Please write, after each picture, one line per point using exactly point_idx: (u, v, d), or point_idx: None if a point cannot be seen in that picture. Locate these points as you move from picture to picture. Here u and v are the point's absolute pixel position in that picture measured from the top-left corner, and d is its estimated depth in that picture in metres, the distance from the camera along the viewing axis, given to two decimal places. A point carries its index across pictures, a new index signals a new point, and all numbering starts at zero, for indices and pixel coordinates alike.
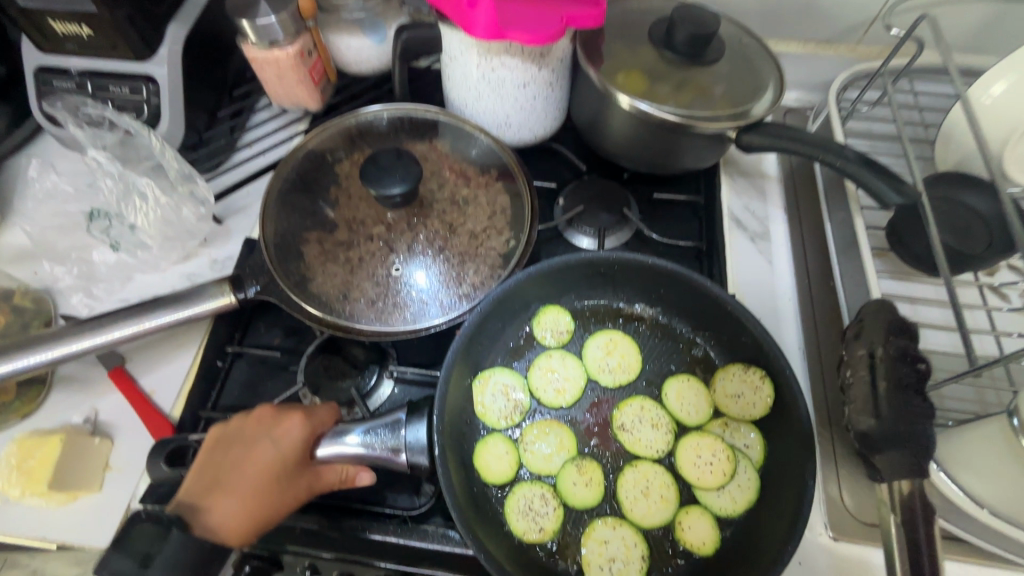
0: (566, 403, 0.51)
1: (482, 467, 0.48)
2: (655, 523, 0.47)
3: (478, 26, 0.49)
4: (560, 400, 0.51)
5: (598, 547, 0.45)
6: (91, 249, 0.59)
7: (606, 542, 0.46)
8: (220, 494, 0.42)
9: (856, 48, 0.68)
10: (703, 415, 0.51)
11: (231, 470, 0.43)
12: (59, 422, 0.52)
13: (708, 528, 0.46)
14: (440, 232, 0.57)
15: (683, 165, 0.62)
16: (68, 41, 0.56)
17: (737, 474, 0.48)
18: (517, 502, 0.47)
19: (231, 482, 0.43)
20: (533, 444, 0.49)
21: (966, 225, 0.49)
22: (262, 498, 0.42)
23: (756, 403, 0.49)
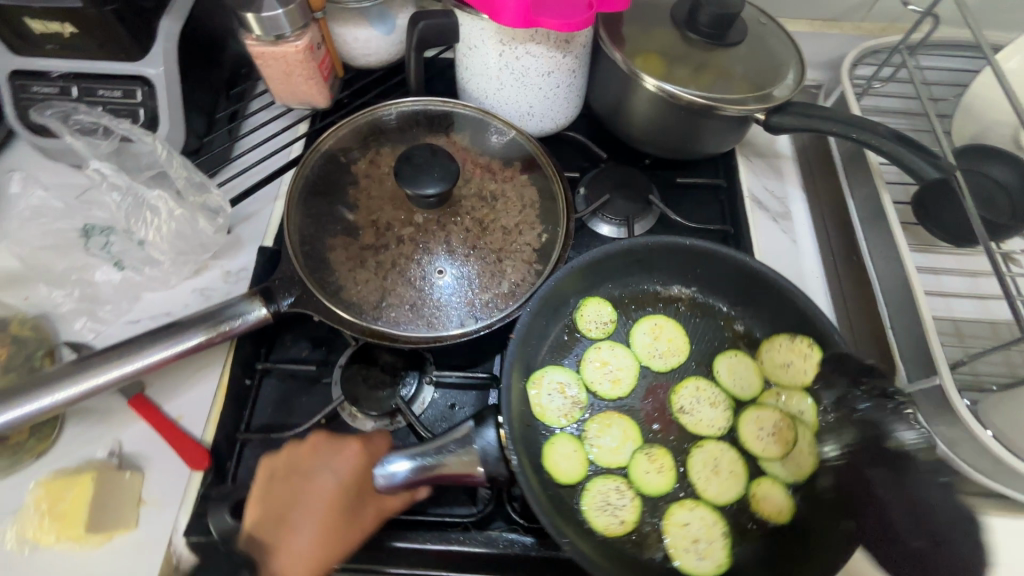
0: (622, 392, 0.52)
1: (552, 468, 0.47)
2: (727, 499, 0.48)
3: (507, 12, 0.48)
4: (617, 391, 0.52)
5: (679, 531, 0.46)
6: (93, 268, 0.55)
7: (687, 525, 0.46)
8: (286, 531, 0.45)
9: (860, 25, 0.69)
10: (756, 389, 0.52)
11: (294, 504, 0.47)
12: (80, 459, 0.48)
13: (783, 495, 0.47)
14: (472, 230, 0.55)
15: (704, 148, 0.61)
16: (48, 41, 0.51)
17: (798, 440, 0.48)
18: (594, 498, 0.46)
19: (298, 517, 0.46)
20: (597, 439, 0.49)
21: (991, 196, 0.51)
22: (327, 529, 0.45)
23: (807, 369, 0.49)
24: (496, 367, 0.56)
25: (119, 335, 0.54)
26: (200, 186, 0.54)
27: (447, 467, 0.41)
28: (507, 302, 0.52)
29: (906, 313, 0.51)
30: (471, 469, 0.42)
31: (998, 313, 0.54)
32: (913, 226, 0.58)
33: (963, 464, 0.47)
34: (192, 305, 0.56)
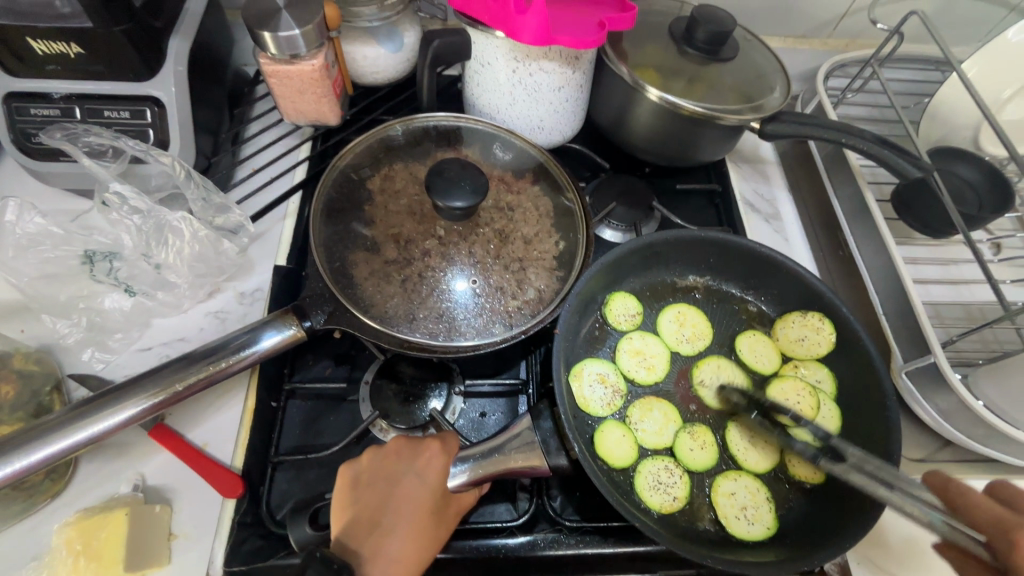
0: (658, 378, 0.55)
1: (605, 454, 0.49)
2: (768, 467, 0.51)
3: (528, 30, 0.50)
4: (652, 377, 0.55)
5: (727, 500, 0.49)
6: (99, 296, 0.52)
7: (734, 494, 0.49)
8: (380, 537, 0.41)
9: (827, 42, 0.76)
10: (776, 363, 0.56)
11: (383, 511, 0.43)
12: (101, 496, 0.46)
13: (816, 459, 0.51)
14: (494, 242, 0.56)
15: (700, 156, 0.65)
16: (50, 62, 0.49)
17: (820, 407, 0.53)
18: (647, 479, 0.49)
19: (389, 524, 0.42)
20: (641, 423, 0.52)
21: (960, 191, 0.57)
22: (424, 535, 0.42)
23: (820, 342, 0.55)
24: (522, 373, 0.57)
25: (132, 363, 0.52)
26: (221, 208, 0.54)
27: (513, 462, 0.44)
28: (536, 309, 0.53)
29: (897, 300, 0.56)
30: (535, 462, 0.44)
31: (971, 296, 0.59)
32: (892, 221, 0.64)
33: (960, 435, 0.51)
34: (207, 329, 0.54)
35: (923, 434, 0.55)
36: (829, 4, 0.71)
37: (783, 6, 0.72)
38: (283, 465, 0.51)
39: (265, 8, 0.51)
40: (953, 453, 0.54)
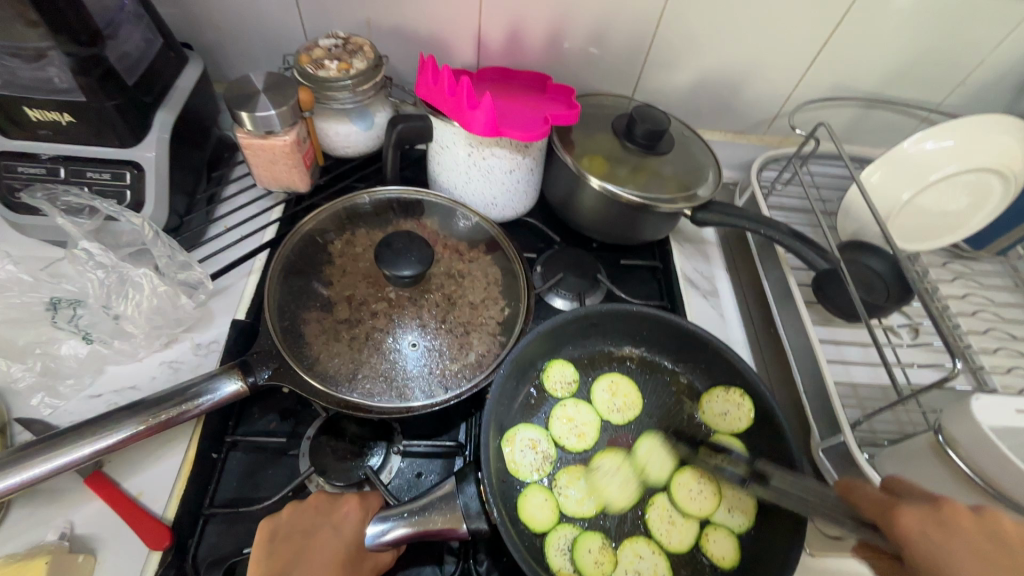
0: (588, 446, 0.58)
1: (526, 518, 0.52)
2: (685, 548, 0.53)
3: (478, 124, 0.57)
4: (582, 444, 0.58)
5: (631, 556, 0.52)
6: (58, 342, 0.54)
7: (641, 558, 0.52)
8: None
9: (763, 138, 0.84)
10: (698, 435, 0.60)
11: (295, 563, 0.44)
12: (27, 543, 0.47)
13: (729, 544, 0.53)
14: (441, 307, 0.60)
15: (643, 236, 0.70)
16: (42, 128, 0.55)
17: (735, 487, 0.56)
18: (557, 542, 0.51)
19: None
20: (566, 488, 0.54)
21: (870, 281, 0.63)
22: None
23: (741, 417, 0.57)
24: (461, 436, 0.59)
25: (80, 411, 0.54)
26: (184, 265, 0.58)
27: (433, 524, 0.45)
28: (474, 372, 0.56)
29: (815, 380, 0.60)
30: (455, 524, 0.45)
31: (886, 377, 0.64)
32: (816, 303, 0.69)
33: None
34: (159, 377, 0.56)
35: None
36: (761, 107, 0.80)
37: (722, 106, 0.81)
38: (215, 517, 0.52)
39: (246, 91, 0.57)
40: None
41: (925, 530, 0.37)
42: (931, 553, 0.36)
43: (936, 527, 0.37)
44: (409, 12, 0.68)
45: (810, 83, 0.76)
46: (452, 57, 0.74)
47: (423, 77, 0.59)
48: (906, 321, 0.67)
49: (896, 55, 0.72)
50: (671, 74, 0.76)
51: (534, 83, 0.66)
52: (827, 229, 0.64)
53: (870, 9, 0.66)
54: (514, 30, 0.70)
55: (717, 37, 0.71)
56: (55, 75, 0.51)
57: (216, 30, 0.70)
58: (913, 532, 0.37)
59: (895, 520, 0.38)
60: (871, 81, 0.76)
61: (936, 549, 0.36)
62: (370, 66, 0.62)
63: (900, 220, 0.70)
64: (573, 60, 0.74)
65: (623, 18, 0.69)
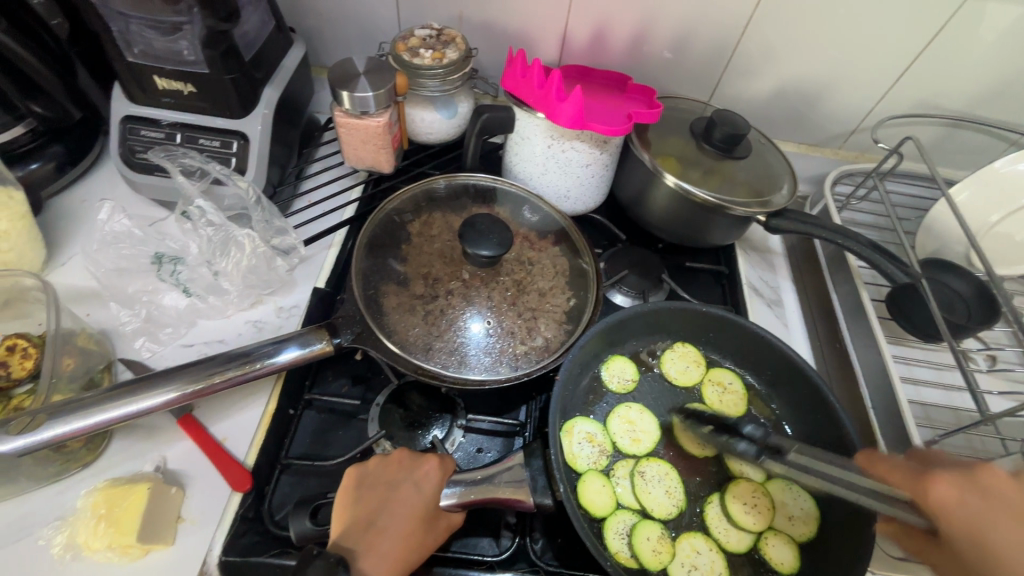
0: (643, 450, 0.58)
1: (587, 502, 0.53)
2: (744, 549, 0.54)
3: (564, 115, 0.59)
4: (636, 448, 0.58)
5: (689, 551, 0.52)
6: (162, 293, 0.59)
7: (698, 553, 0.52)
8: (373, 535, 0.45)
9: (838, 152, 0.83)
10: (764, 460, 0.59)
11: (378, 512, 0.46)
12: (125, 472, 0.50)
13: (790, 550, 0.54)
14: (511, 291, 0.61)
15: (711, 239, 0.71)
16: (165, 96, 0.60)
17: (792, 494, 0.57)
18: (614, 526, 0.53)
19: (382, 526, 0.46)
20: (622, 479, 0.56)
21: (950, 301, 0.61)
22: (412, 541, 0.46)
23: (815, 429, 0.57)
24: (521, 416, 0.60)
25: (174, 357, 0.58)
26: (279, 231, 0.62)
27: (502, 492, 0.47)
28: (541, 355, 0.57)
29: (885, 396, 0.59)
30: (522, 495, 0.47)
31: (960, 402, 0.62)
32: (888, 321, 0.67)
33: None
34: (244, 334, 0.60)
35: None
36: (841, 120, 0.79)
37: (799, 117, 0.80)
38: (290, 469, 0.55)
39: (349, 73, 0.61)
40: None
41: (963, 499, 0.40)
42: (970, 515, 0.39)
43: (973, 493, 0.40)
44: (498, 8, 0.71)
45: (895, 99, 0.75)
46: (534, 54, 0.77)
47: (514, 68, 0.62)
48: (983, 347, 0.65)
49: (989, 74, 0.70)
50: (750, 83, 0.77)
51: (616, 81, 0.67)
52: (908, 245, 0.63)
53: (967, 26, 0.65)
54: (598, 31, 0.72)
55: (802, 47, 0.71)
56: (186, 47, 0.56)
57: (318, 17, 0.75)
58: (949, 501, 0.40)
59: (925, 489, 0.41)
60: (960, 101, 0.74)
61: (977, 512, 0.39)
62: (461, 57, 0.65)
63: (988, 243, 0.68)
64: (653, 63, 0.76)
65: (708, 25, 0.70)
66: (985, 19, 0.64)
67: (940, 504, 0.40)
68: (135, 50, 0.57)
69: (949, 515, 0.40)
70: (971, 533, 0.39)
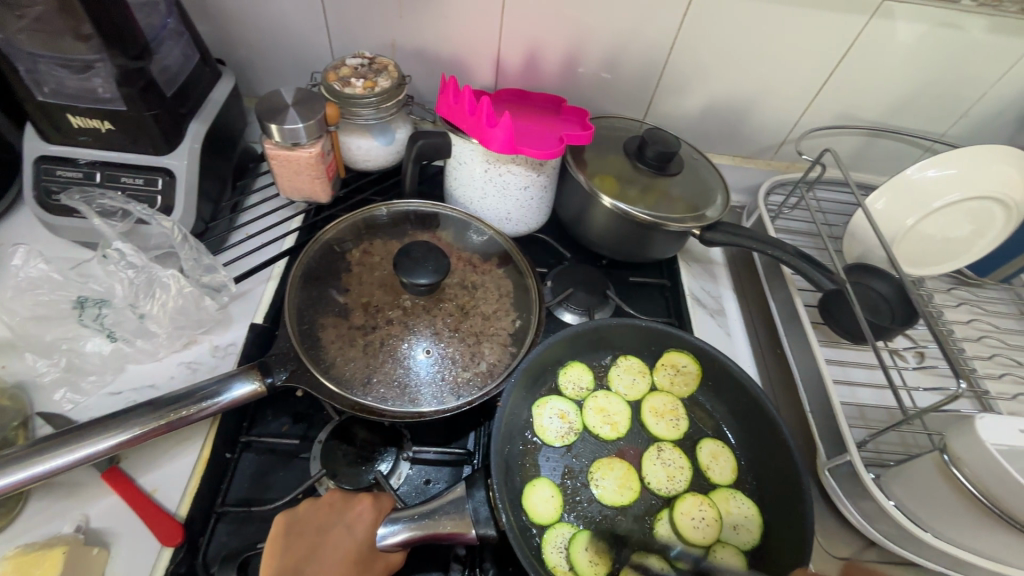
0: (620, 434, 0.61)
1: (529, 509, 0.53)
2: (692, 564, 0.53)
3: (496, 141, 0.59)
4: (615, 433, 0.61)
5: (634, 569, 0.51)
6: (84, 339, 0.56)
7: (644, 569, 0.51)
8: None
9: (770, 163, 0.87)
10: (733, 473, 0.59)
11: (308, 559, 0.45)
12: (43, 535, 0.47)
13: (739, 562, 0.54)
14: (454, 316, 0.61)
15: (651, 254, 0.72)
16: (83, 134, 0.58)
17: (736, 506, 0.57)
18: (556, 538, 0.53)
19: (312, 572, 0.44)
20: (601, 480, 0.57)
21: (876, 303, 0.64)
22: None
23: (759, 435, 0.58)
24: (470, 443, 0.60)
25: (99, 407, 0.55)
26: (209, 268, 0.60)
27: (443, 527, 0.46)
28: (485, 380, 0.57)
29: (821, 398, 0.61)
30: (464, 528, 0.46)
31: (893, 400, 0.64)
32: (822, 324, 0.70)
33: (878, 534, 0.53)
34: (176, 377, 0.58)
35: (846, 531, 0.57)
36: (769, 133, 0.83)
37: (731, 131, 0.83)
38: (226, 517, 0.52)
39: (277, 105, 0.60)
40: (878, 553, 0.56)
41: None
42: None
43: None
44: (431, 34, 0.72)
45: (817, 112, 0.79)
46: (471, 78, 0.78)
47: (445, 95, 0.62)
48: (911, 344, 0.68)
49: (900, 86, 0.74)
50: (683, 100, 0.79)
51: (550, 104, 0.69)
52: (833, 252, 0.66)
53: (873, 43, 0.69)
54: (532, 54, 0.73)
55: (726, 66, 0.74)
56: (99, 84, 0.54)
57: (249, 47, 0.74)
58: None
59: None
60: (875, 112, 0.78)
61: None
62: (393, 85, 0.65)
63: (908, 245, 0.71)
64: (588, 84, 0.77)
65: (637, 45, 0.72)
66: (889, 37, 0.68)
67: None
68: (47, 90, 0.55)
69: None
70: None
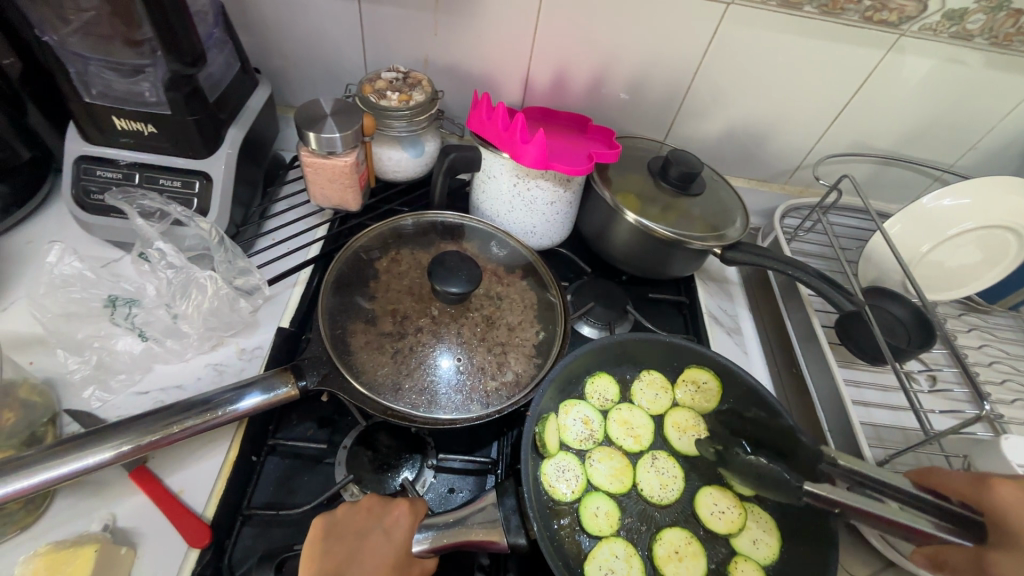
0: (642, 447, 0.62)
1: (550, 485, 0.56)
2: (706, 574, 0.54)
3: (528, 156, 0.61)
4: (636, 446, 0.62)
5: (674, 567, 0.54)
6: (115, 337, 0.56)
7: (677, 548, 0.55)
8: None
9: (784, 187, 0.89)
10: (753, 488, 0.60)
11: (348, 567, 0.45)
12: (70, 533, 0.47)
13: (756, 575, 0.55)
14: (480, 326, 0.62)
15: (671, 271, 0.73)
16: (125, 136, 0.59)
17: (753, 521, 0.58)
18: (598, 560, 0.53)
19: None
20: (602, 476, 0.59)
21: (891, 326, 0.66)
22: None
23: None
24: (492, 454, 0.60)
25: (126, 405, 0.55)
26: (242, 270, 0.61)
27: (475, 535, 0.46)
28: (512, 391, 0.57)
29: (838, 418, 0.62)
30: (494, 537, 0.46)
31: (907, 422, 0.65)
32: (838, 345, 0.71)
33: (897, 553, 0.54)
34: (204, 378, 0.58)
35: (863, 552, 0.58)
36: (785, 158, 0.85)
37: (748, 154, 0.86)
38: (252, 519, 0.53)
39: (316, 115, 0.62)
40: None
41: (1010, 497, 0.46)
42: (1010, 508, 0.45)
43: (1023, 491, 0.46)
44: (463, 51, 0.74)
45: (832, 140, 0.82)
46: (498, 95, 0.80)
47: (479, 111, 0.64)
48: (924, 368, 0.70)
49: (913, 116, 0.77)
50: (703, 123, 0.82)
51: (577, 122, 0.71)
52: (851, 276, 0.67)
53: (888, 76, 0.72)
54: (560, 75, 0.76)
55: (746, 94, 0.76)
56: (148, 90, 0.57)
57: (283, 58, 0.76)
58: (1011, 500, 0.46)
59: (993, 491, 0.47)
60: (888, 141, 0.81)
61: (1016, 507, 0.45)
62: (428, 99, 0.67)
63: (921, 271, 0.73)
64: (612, 105, 0.80)
65: (662, 70, 0.74)
66: (903, 70, 0.71)
67: (1000, 501, 0.46)
68: (94, 91, 0.56)
69: (1013, 511, 0.45)
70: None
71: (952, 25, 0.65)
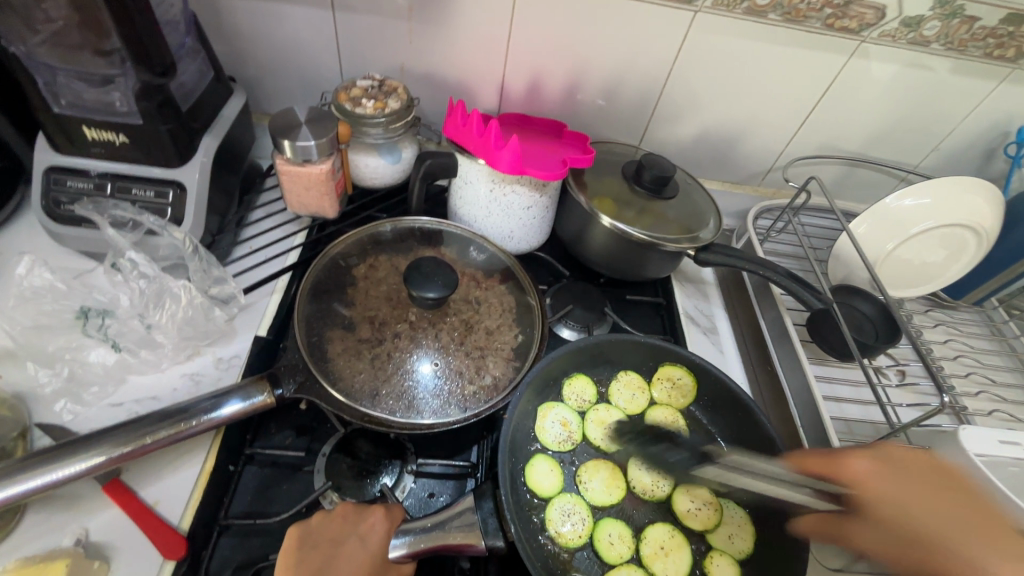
0: None
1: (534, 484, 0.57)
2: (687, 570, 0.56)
3: (503, 162, 0.62)
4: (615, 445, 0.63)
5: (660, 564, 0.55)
6: (87, 349, 0.56)
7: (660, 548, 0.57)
8: None
9: (757, 188, 0.91)
10: None
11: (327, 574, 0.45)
12: (41, 549, 0.46)
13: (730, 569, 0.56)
14: (458, 330, 0.62)
15: (647, 273, 0.75)
16: (96, 146, 0.58)
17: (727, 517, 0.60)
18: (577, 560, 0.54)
19: None
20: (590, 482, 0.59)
21: (859, 323, 0.68)
22: None
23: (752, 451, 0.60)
24: (473, 457, 0.61)
25: (100, 418, 0.54)
26: (218, 279, 0.61)
27: (453, 538, 0.46)
28: (490, 394, 0.58)
29: (809, 414, 0.64)
30: (473, 539, 0.47)
31: (876, 416, 0.67)
32: (810, 343, 0.73)
33: None
34: (180, 389, 0.57)
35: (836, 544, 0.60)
36: (757, 160, 0.87)
37: (721, 158, 0.88)
38: (229, 529, 0.52)
39: (291, 123, 0.62)
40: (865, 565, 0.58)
41: (868, 469, 0.47)
42: (881, 485, 0.45)
43: (882, 465, 0.47)
44: (439, 59, 0.75)
45: (801, 143, 0.84)
46: (475, 101, 0.80)
47: (454, 117, 0.65)
48: (893, 363, 0.72)
49: (877, 119, 0.79)
50: (677, 128, 0.83)
51: (552, 128, 0.72)
52: (820, 274, 0.69)
53: (852, 81, 0.74)
54: (535, 81, 0.77)
55: (717, 99, 0.78)
56: (118, 99, 0.56)
57: (259, 66, 0.76)
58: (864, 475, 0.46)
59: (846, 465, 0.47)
60: (854, 143, 0.83)
61: (880, 482, 0.46)
62: (403, 106, 0.67)
63: (887, 269, 0.76)
64: (587, 111, 0.81)
65: (634, 76, 0.76)
66: (865, 75, 0.73)
67: (856, 476, 0.46)
68: (63, 102, 0.55)
69: (884, 501, 0.45)
70: (898, 504, 0.44)
71: (909, 32, 0.68)
